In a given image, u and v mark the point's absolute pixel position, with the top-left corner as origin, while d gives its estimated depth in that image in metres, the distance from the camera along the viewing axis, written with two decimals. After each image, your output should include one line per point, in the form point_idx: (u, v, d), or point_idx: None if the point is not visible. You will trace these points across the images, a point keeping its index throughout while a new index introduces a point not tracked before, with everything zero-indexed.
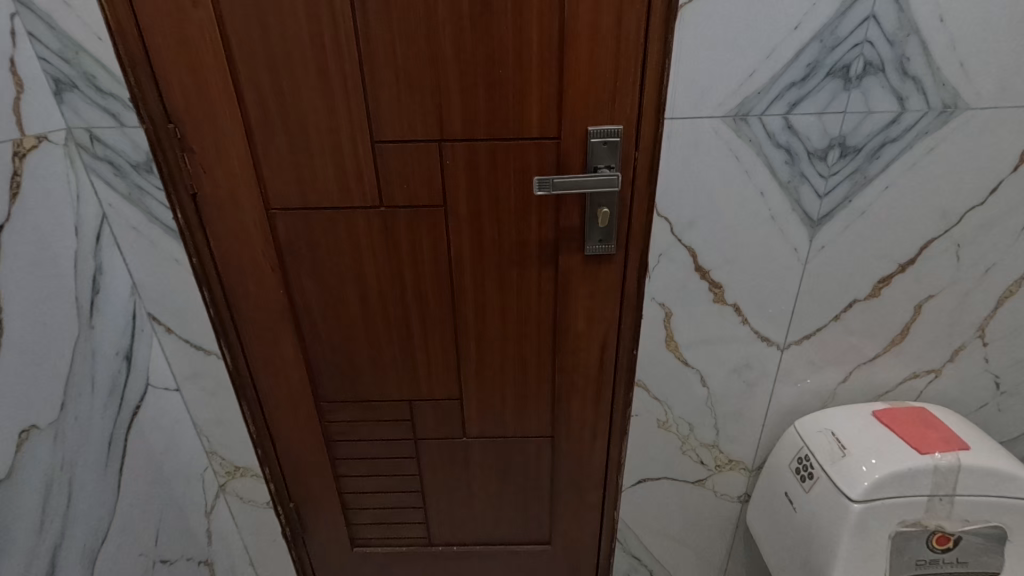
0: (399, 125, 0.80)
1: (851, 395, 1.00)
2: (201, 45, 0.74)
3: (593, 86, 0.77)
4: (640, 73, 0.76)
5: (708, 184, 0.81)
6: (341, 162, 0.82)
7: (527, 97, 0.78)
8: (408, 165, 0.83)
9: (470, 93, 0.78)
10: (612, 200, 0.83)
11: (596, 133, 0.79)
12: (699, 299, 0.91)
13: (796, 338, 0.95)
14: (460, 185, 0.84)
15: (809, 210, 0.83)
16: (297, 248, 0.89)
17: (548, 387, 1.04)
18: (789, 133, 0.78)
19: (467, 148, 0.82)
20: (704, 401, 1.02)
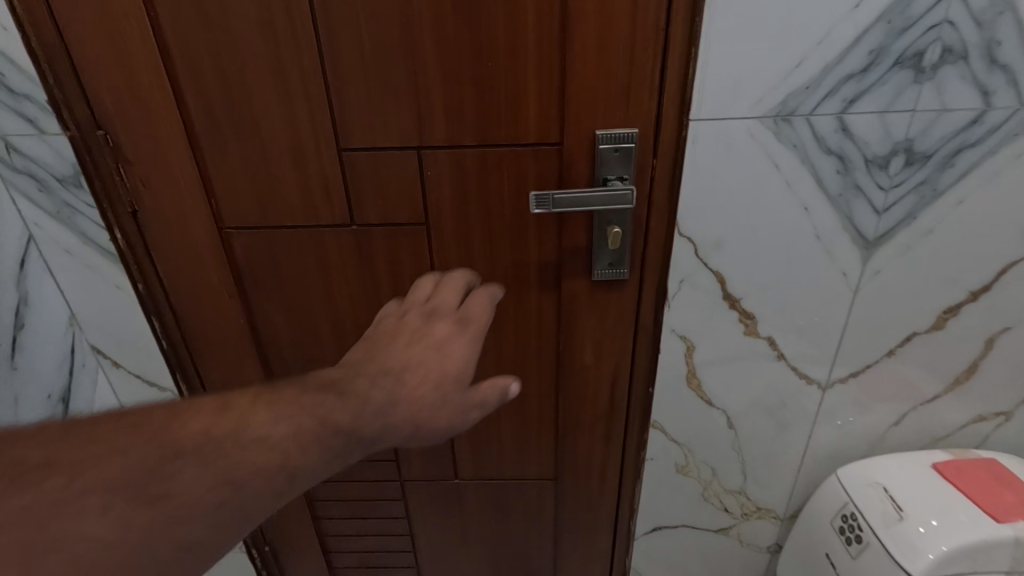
0: (370, 130, 0.67)
1: (902, 439, 0.86)
2: (128, 36, 0.62)
3: (602, 83, 0.63)
4: (660, 67, 0.62)
5: (741, 197, 0.68)
6: (304, 174, 0.70)
7: (522, 96, 0.65)
8: (383, 176, 0.70)
9: (454, 90, 0.65)
10: (626, 218, 0.70)
11: (606, 139, 0.66)
12: (727, 332, 0.78)
13: (840, 375, 0.81)
14: (445, 200, 0.71)
15: (864, 228, 0.69)
16: (258, 272, 0.77)
17: (550, 425, 0.91)
18: (842, 136, 0.63)
19: (451, 157, 0.68)
20: (731, 445, 0.88)
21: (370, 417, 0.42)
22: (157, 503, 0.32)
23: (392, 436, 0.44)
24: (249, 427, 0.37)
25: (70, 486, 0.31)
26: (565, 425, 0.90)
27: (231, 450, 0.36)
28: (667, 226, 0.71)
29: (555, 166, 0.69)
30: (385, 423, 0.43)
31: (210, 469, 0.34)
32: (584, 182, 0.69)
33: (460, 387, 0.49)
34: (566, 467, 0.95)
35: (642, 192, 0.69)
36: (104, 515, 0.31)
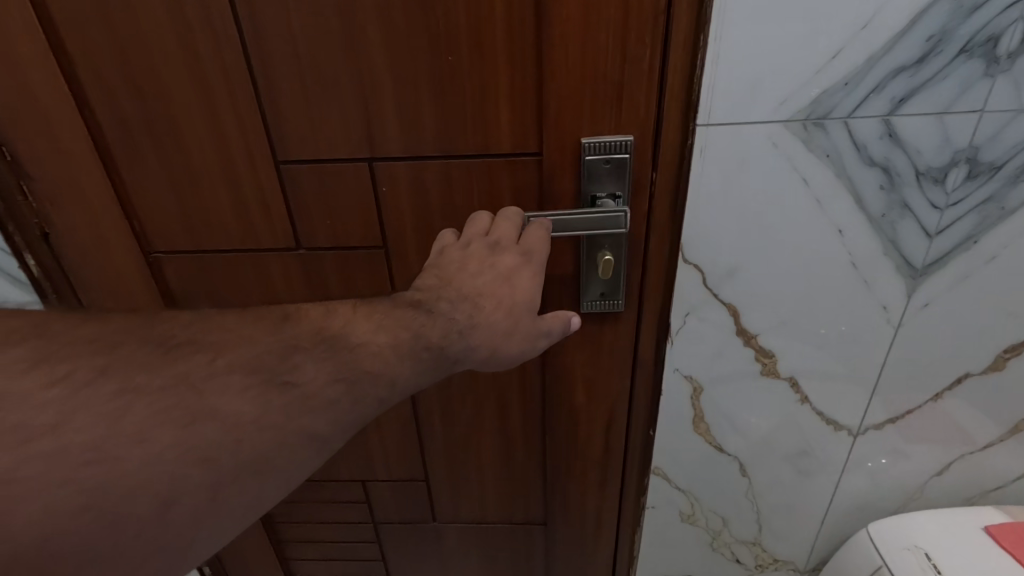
0: (312, 139, 0.56)
1: (945, 491, 0.74)
2: (13, 30, 0.51)
3: (587, 80, 0.51)
4: (659, 61, 0.50)
5: (760, 218, 0.56)
6: (238, 191, 0.59)
7: (492, 96, 0.53)
8: (330, 193, 0.59)
9: (408, 91, 0.53)
10: (619, 243, 0.58)
11: (593, 149, 0.54)
12: (741, 371, 0.66)
13: (875, 421, 0.69)
14: (405, 221, 0.61)
15: (910, 254, 0.56)
16: (196, 301, 0.67)
17: (538, 466, 0.81)
18: (889, 144, 0.51)
19: (410, 170, 0.57)
20: (744, 493, 0.77)
21: (457, 338, 0.46)
22: (281, 394, 0.39)
23: (465, 363, 0.47)
24: (349, 336, 0.42)
25: (216, 365, 0.38)
26: (555, 468, 0.79)
27: (339, 353, 0.41)
28: (670, 252, 0.59)
29: (533, 181, 0.58)
30: (466, 347, 0.46)
31: (325, 369, 0.41)
32: (568, 201, 0.58)
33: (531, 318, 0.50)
34: (556, 512, 0.84)
35: (640, 213, 0.58)
36: (245, 398, 0.38)
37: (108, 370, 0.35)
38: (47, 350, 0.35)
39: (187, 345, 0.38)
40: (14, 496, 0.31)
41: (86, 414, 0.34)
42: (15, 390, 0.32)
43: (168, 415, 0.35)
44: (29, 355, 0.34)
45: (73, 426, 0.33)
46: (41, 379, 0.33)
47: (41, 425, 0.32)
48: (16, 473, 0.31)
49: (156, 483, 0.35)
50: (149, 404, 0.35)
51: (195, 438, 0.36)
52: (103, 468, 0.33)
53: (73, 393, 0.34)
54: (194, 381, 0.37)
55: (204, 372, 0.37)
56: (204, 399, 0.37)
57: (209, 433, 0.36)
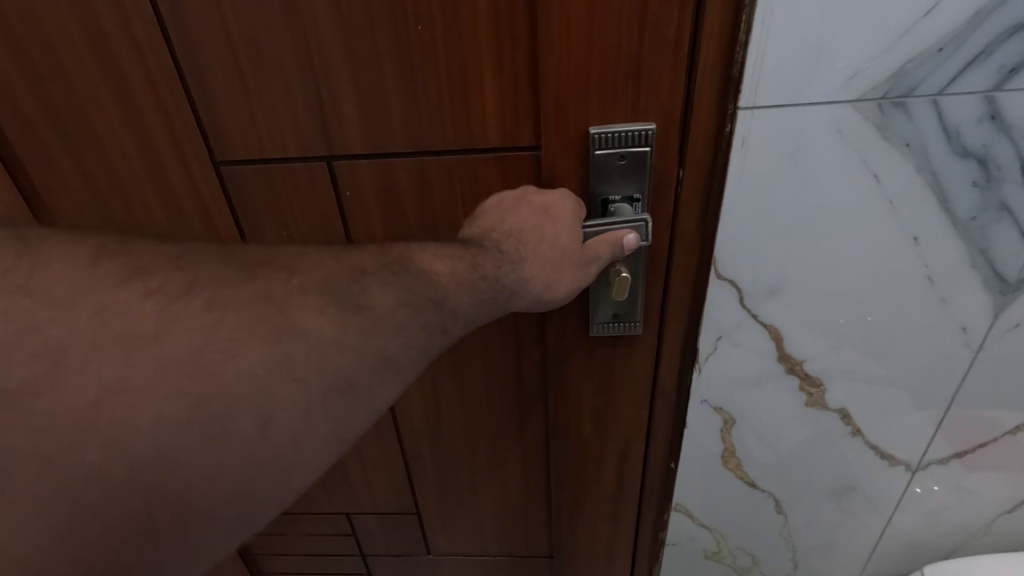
0: (257, 134, 0.46)
1: (1012, 529, 0.64)
2: None
3: (594, 54, 0.40)
4: (688, 29, 0.39)
5: (815, 224, 0.44)
6: (176, 199, 0.50)
7: (475, 76, 0.43)
8: (285, 199, 0.50)
9: (368, 74, 0.43)
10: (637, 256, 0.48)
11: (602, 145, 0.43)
12: (782, 402, 0.56)
13: (939, 456, 0.59)
14: (375, 229, 0.51)
15: (1004, 265, 0.45)
16: None
17: (543, 498, 0.72)
18: (990, 128, 0.39)
19: (378, 171, 0.48)
20: (779, 531, 0.68)
21: (510, 271, 0.43)
22: (354, 317, 0.38)
23: (518, 299, 0.44)
24: (416, 266, 0.41)
25: (292, 285, 0.37)
26: (562, 504, 0.70)
27: (403, 277, 0.40)
28: (699, 265, 0.48)
29: (530, 181, 0.47)
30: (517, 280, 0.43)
31: (391, 292, 0.39)
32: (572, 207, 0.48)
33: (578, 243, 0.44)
34: (562, 548, 0.76)
35: (662, 221, 0.47)
36: (324, 316, 0.37)
37: (196, 285, 0.35)
38: (138, 264, 0.34)
39: (265, 264, 0.38)
40: (132, 403, 0.32)
41: (182, 327, 0.33)
42: (119, 302, 0.33)
43: (253, 330, 0.35)
44: (122, 270, 0.34)
45: (172, 337, 0.33)
46: (137, 292, 0.33)
47: (141, 333, 0.33)
48: (126, 384, 0.32)
49: (255, 403, 0.35)
50: (236, 318, 0.35)
51: (283, 358, 0.36)
52: (203, 380, 0.33)
53: (168, 304, 0.34)
54: (277, 300, 0.36)
55: (283, 289, 0.37)
56: (289, 318, 0.36)
57: (296, 350, 0.36)
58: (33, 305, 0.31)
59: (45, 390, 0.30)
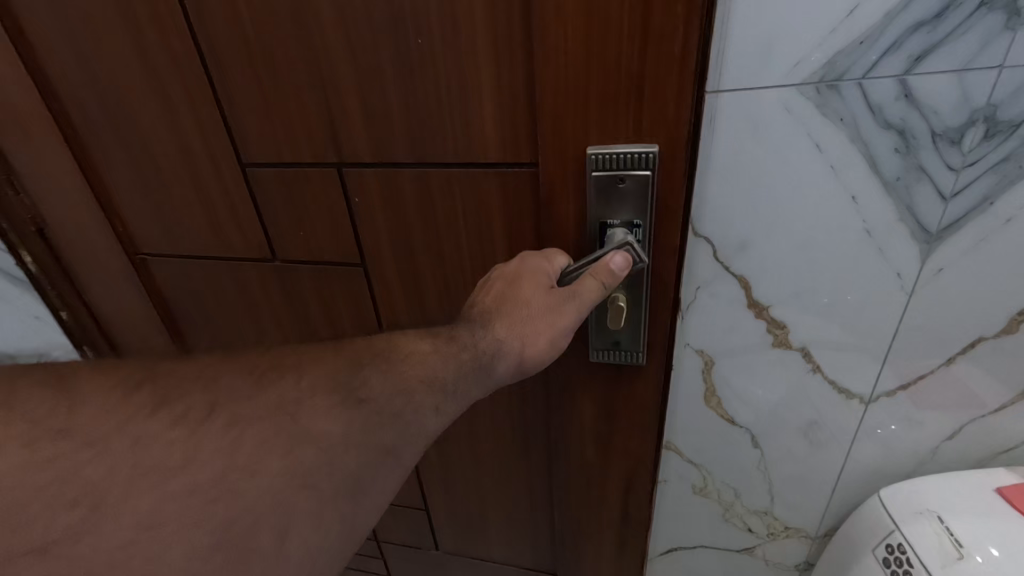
0: (274, 146, 0.64)
1: (958, 455, 0.73)
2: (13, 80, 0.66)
3: (599, 65, 0.50)
4: (692, 43, 0.47)
5: (771, 187, 0.55)
6: (211, 200, 0.70)
7: (473, 83, 0.55)
8: (295, 195, 0.67)
9: (376, 91, 0.57)
10: (637, 289, 0.61)
11: (601, 156, 0.54)
12: (753, 343, 0.66)
13: (889, 386, 0.68)
14: (381, 233, 0.67)
15: (925, 218, 0.55)
16: (179, 299, 0.82)
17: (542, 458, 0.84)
18: (905, 105, 0.49)
19: (380, 178, 0.63)
20: (756, 465, 0.78)
21: (483, 337, 0.56)
22: (359, 408, 0.47)
23: (500, 363, 0.56)
24: (397, 352, 0.52)
25: (302, 387, 0.45)
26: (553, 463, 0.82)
27: (393, 364, 0.51)
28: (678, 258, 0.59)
29: (529, 189, 0.60)
30: (493, 343, 0.56)
31: (387, 383, 0.49)
32: (573, 197, 0.58)
33: (546, 306, 0.57)
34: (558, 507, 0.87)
35: (654, 216, 0.56)
36: (330, 417, 0.45)
37: (215, 408, 0.42)
38: (164, 393, 0.41)
39: (272, 373, 0.45)
40: (163, 538, 0.37)
41: (206, 451, 0.40)
42: (149, 433, 0.39)
43: (269, 446, 0.42)
44: (150, 400, 0.41)
45: (197, 462, 0.39)
46: (165, 423, 0.40)
47: (172, 465, 0.39)
48: (159, 516, 0.37)
49: (268, 513, 0.40)
50: (250, 434, 0.42)
51: (293, 466, 0.42)
52: (227, 500, 0.39)
53: (191, 430, 0.40)
54: (288, 408, 0.44)
55: (293, 398, 0.45)
56: (297, 423, 0.44)
57: (307, 456, 0.43)
58: (75, 449, 0.37)
59: (85, 534, 0.35)
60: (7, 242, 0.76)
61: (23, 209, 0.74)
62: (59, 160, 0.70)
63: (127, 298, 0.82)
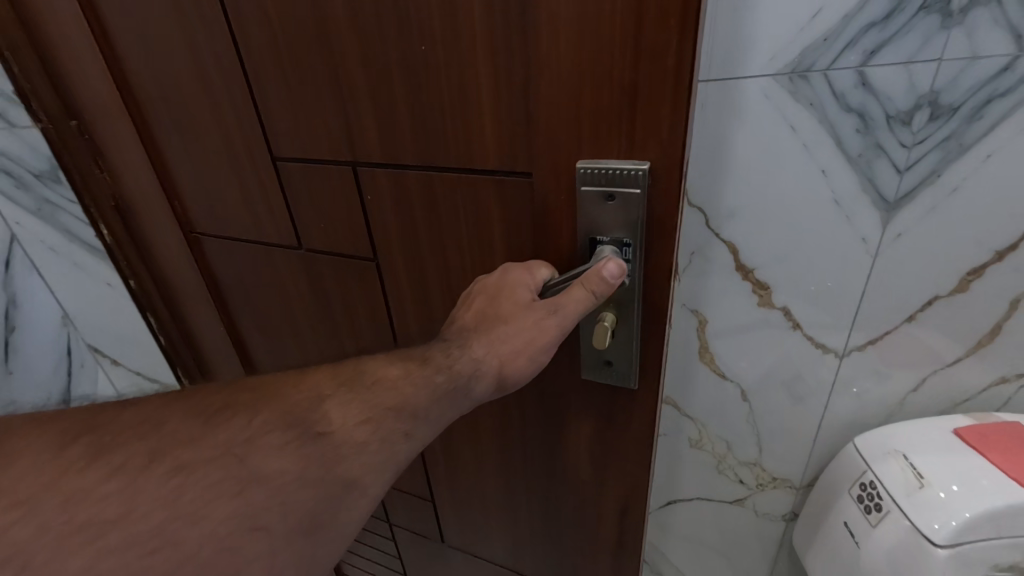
0: (297, 143, 0.71)
1: (922, 405, 0.83)
2: (95, 76, 0.77)
3: (593, 77, 0.52)
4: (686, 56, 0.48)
5: (755, 161, 0.65)
6: (249, 188, 0.78)
7: (472, 91, 0.58)
8: (316, 187, 0.74)
9: (386, 96, 0.62)
10: (625, 307, 0.64)
11: (594, 169, 0.57)
12: (740, 303, 0.76)
13: (860, 343, 0.78)
14: (391, 231, 0.73)
15: (884, 189, 0.65)
16: (226, 276, 0.90)
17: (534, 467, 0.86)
18: (862, 92, 0.59)
19: (393, 179, 0.68)
20: (745, 418, 0.87)
21: (460, 357, 0.58)
22: (315, 444, 0.46)
23: (477, 385, 0.58)
24: (368, 378, 0.52)
25: (254, 426, 0.44)
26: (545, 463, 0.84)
27: (361, 394, 0.50)
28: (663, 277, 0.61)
29: (523, 197, 0.63)
30: (470, 360, 0.59)
31: (349, 413, 0.49)
32: (566, 204, 0.60)
33: (523, 322, 0.60)
34: (555, 511, 0.88)
35: (643, 234, 0.59)
36: (289, 456, 0.44)
37: (155, 458, 0.39)
38: (102, 444, 0.39)
39: (224, 413, 0.44)
40: None
41: (146, 500, 0.38)
42: (85, 487, 0.36)
43: (216, 491, 0.40)
44: (88, 451, 0.38)
45: (140, 511, 0.37)
46: (100, 473, 0.37)
47: (108, 517, 0.36)
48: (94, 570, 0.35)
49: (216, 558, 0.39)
50: (200, 480, 0.40)
51: (247, 510, 0.41)
52: (167, 552, 0.37)
53: (130, 481, 0.38)
54: (235, 450, 0.42)
55: (244, 442, 0.43)
56: (247, 466, 0.42)
57: (259, 497, 0.42)
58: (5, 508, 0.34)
59: None
60: (91, 216, 0.91)
61: (106, 187, 0.87)
62: (132, 145, 0.81)
63: (185, 271, 0.92)
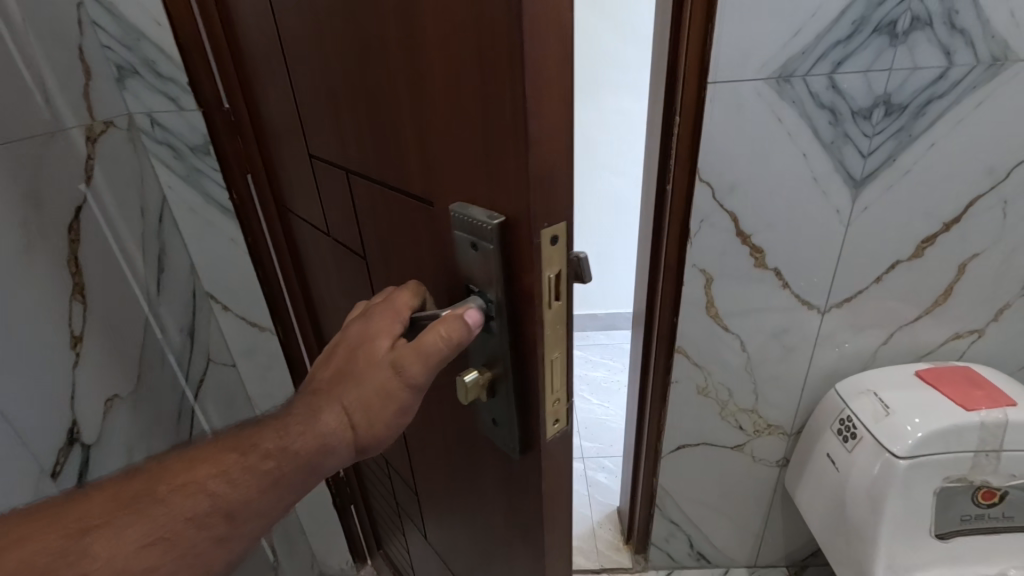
0: (293, 170, 0.79)
1: (890, 358, 1.00)
2: None
3: (456, 119, 0.43)
4: (525, 115, 0.38)
5: (752, 144, 0.82)
6: (264, 196, 0.89)
7: (376, 141, 0.55)
8: (304, 209, 0.81)
9: (326, 143, 0.65)
10: (504, 368, 0.51)
11: (458, 217, 0.46)
12: (740, 264, 0.93)
13: (838, 300, 0.95)
14: (343, 261, 0.76)
15: (853, 169, 0.83)
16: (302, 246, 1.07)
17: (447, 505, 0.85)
18: (833, 92, 0.78)
19: (341, 220, 0.72)
20: (744, 366, 1.04)
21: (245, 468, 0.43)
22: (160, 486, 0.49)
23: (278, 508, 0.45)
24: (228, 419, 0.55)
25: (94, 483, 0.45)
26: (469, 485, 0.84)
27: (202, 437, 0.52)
28: (532, 353, 0.48)
29: (420, 245, 0.56)
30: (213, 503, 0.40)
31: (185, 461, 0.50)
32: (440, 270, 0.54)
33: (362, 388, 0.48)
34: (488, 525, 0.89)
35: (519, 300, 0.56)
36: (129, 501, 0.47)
37: None
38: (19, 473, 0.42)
39: None
40: None
41: None
42: None
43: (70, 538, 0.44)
44: None
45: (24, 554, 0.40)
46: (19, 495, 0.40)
47: None
48: None
49: None
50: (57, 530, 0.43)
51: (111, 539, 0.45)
52: None
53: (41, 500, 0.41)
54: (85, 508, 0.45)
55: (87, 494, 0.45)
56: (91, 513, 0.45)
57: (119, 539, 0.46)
58: None
59: None
60: None
61: None
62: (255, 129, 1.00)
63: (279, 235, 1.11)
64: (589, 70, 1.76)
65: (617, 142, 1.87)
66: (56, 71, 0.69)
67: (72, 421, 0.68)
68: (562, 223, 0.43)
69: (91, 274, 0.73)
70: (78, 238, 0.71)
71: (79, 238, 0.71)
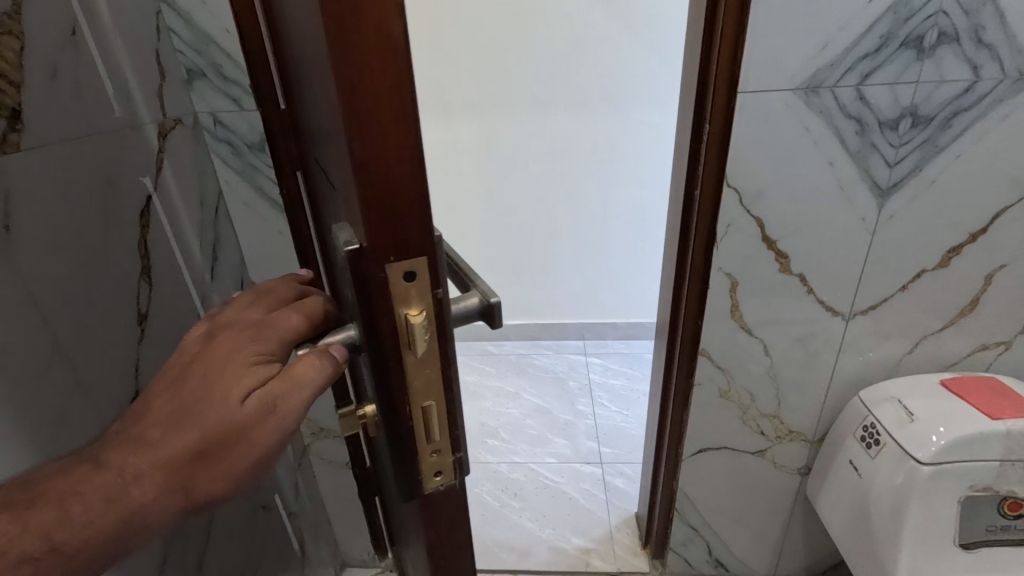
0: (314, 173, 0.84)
1: (915, 367, 1.01)
2: None
3: (335, 151, 0.42)
4: (358, 156, 0.35)
5: (779, 152, 0.85)
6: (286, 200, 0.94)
7: (323, 162, 0.56)
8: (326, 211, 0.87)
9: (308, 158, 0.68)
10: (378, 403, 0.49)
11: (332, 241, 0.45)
12: (766, 269, 0.95)
13: (863, 307, 0.96)
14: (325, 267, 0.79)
15: (878, 178, 0.85)
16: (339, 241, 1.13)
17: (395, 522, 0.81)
18: (860, 103, 0.81)
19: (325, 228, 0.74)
20: (767, 371, 1.05)
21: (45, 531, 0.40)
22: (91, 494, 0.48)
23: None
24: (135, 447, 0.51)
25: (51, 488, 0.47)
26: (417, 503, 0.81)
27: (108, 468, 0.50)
28: (398, 401, 0.47)
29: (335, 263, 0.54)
30: None
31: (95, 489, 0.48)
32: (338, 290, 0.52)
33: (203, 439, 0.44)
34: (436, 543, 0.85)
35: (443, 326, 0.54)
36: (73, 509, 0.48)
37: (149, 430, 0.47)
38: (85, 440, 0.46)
39: None
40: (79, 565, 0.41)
41: None
42: (78, 464, 0.43)
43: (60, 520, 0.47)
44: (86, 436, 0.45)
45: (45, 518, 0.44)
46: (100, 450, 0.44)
47: None
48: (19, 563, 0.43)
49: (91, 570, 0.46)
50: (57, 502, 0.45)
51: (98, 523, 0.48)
52: None
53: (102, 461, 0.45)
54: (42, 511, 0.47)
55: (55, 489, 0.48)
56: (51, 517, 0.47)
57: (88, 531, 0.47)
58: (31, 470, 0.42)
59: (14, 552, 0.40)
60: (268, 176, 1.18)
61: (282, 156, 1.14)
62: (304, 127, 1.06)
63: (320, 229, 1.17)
64: (618, 82, 1.81)
65: (643, 153, 1.90)
66: (136, 70, 0.76)
67: (135, 392, 0.74)
68: (419, 259, 0.41)
69: (157, 257, 0.79)
70: (149, 223, 0.78)
71: (149, 224, 0.78)
